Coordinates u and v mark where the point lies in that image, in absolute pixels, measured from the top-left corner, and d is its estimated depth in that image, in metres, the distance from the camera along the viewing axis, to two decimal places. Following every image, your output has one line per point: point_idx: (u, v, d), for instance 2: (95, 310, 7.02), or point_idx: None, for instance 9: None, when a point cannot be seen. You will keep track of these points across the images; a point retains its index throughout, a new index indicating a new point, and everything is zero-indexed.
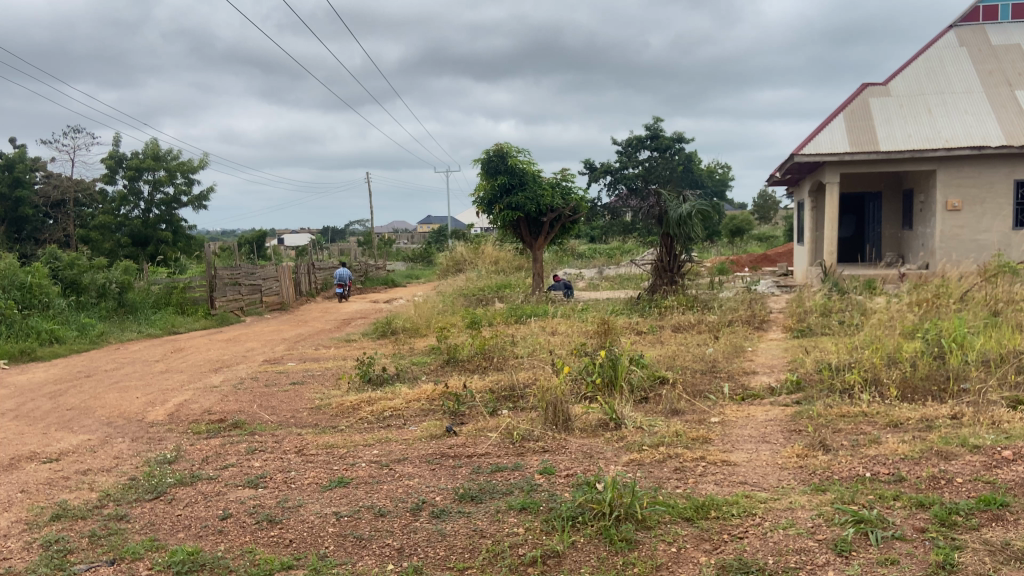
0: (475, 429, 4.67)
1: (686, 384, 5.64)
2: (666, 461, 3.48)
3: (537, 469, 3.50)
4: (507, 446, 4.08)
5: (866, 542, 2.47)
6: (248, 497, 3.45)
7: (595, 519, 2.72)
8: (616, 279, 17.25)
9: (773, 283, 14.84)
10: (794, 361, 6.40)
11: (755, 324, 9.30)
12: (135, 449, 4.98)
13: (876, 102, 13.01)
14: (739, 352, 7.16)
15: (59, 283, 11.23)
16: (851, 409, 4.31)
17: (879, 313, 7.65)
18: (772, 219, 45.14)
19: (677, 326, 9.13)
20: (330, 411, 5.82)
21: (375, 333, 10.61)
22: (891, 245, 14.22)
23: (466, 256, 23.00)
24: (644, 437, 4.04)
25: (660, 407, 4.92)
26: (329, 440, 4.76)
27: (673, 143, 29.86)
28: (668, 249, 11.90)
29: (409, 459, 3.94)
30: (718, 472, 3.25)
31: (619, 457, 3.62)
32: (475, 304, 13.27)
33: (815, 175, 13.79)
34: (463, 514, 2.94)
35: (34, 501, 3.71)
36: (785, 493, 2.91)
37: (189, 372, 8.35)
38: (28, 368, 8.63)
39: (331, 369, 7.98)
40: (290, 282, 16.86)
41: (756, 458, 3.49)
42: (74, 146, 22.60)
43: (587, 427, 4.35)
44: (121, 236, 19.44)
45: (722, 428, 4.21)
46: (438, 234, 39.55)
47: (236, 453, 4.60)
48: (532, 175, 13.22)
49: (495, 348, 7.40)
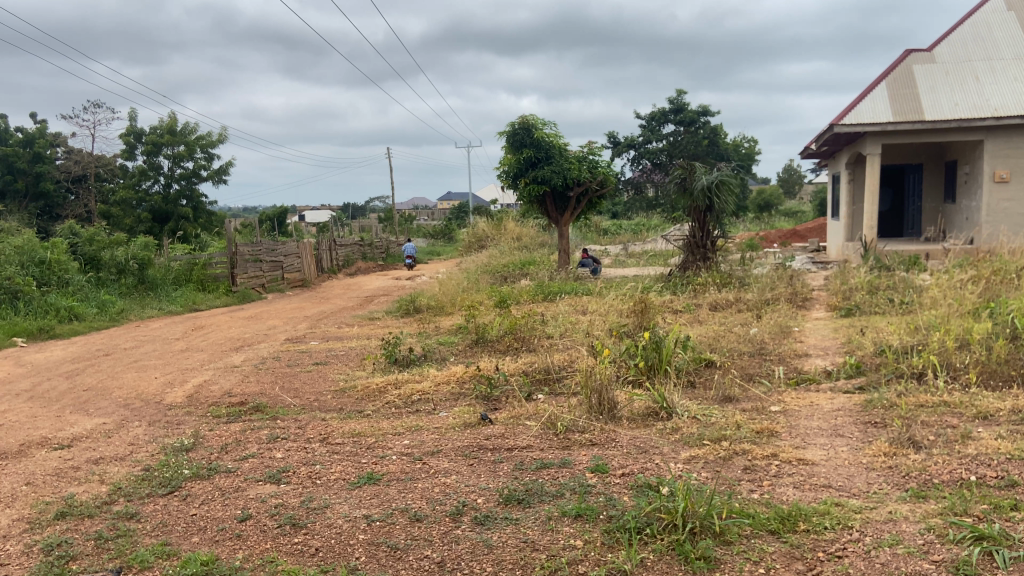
0: (511, 417, 4.32)
1: (735, 368, 5.26)
2: (732, 460, 3.11)
3: (588, 466, 3.14)
4: (549, 438, 3.71)
5: (992, 564, 2.12)
6: (269, 496, 3.12)
7: (665, 532, 2.37)
8: (643, 256, 16.79)
9: (808, 259, 14.30)
10: (850, 343, 5.95)
11: (798, 302, 8.82)
12: (152, 434, 4.70)
13: (920, 69, 12.32)
14: (786, 331, 6.75)
15: (78, 259, 11.04)
16: (929, 398, 3.97)
17: (934, 290, 7.17)
18: (798, 194, 44.17)
19: (714, 304, 8.70)
20: (355, 394, 5.52)
21: (399, 312, 10.30)
22: (931, 219, 13.58)
23: (488, 233, 22.59)
24: (702, 429, 3.66)
25: (711, 394, 4.54)
26: (355, 427, 4.43)
27: (698, 115, 29.03)
28: (701, 224, 11.39)
29: (443, 452, 3.60)
30: (796, 473, 2.91)
31: (678, 453, 3.25)
32: (500, 281, 12.87)
33: (854, 147, 13.19)
34: (509, 521, 2.60)
35: (39, 496, 3.42)
36: (880, 502, 2.60)
37: (210, 351, 8.09)
38: (46, 346, 8.43)
39: (355, 349, 7.66)
40: (311, 258, 16.57)
41: (835, 456, 3.13)
42: (94, 121, 22.44)
43: (635, 418, 3.99)
44: (142, 212, 19.28)
45: (786, 419, 3.83)
46: (458, 210, 39.27)
47: (257, 441, 4.29)
48: (558, 148, 12.76)
49: (525, 328, 7.02)
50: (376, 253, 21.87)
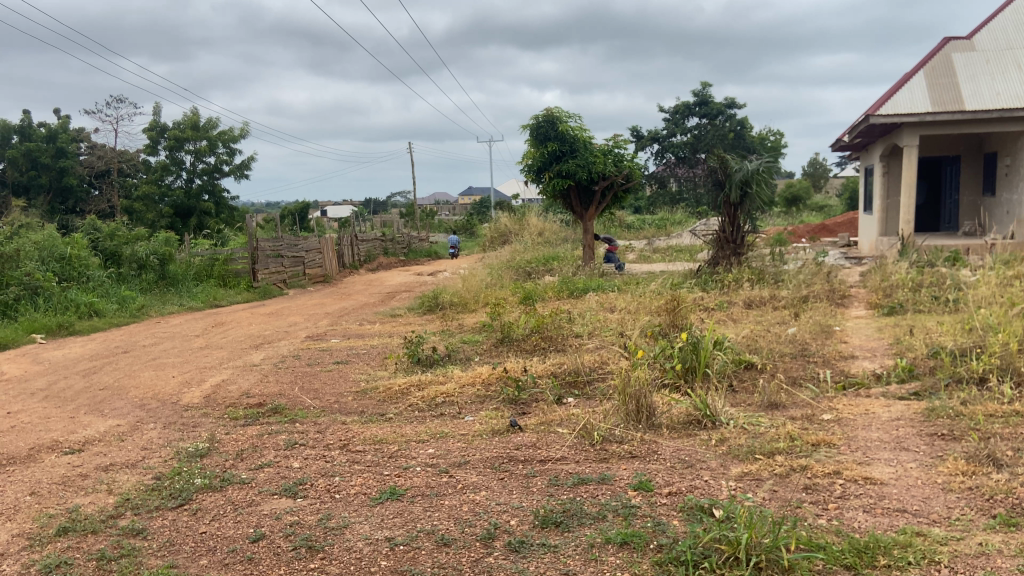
0: (542, 424, 4.07)
1: (777, 370, 4.96)
2: (791, 478, 2.82)
3: (629, 483, 2.86)
4: (584, 449, 3.43)
5: None
6: (285, 512, 2.89)
7: (727, 567, 2.09)
8: (668, 251, 16.44)
9: (841, 255, 13.87)
10: (899, 345, 5.60)
11: (835, 300, 8.45)
12: (166, 438, 4.50)
13: (959, 57, 11.84)
14: (827, 330, 6.41)
15: (99, 255, 10.96)
16: (998, 408, 3.64)
17: (983, 288, 6.78)
18: (825, 189, 43.31)
19: (749, 302, 8.36)
20: (376, 396, 5.29)
21: (421, 309, 10.06)
22: (969, 214, 13.07)
23: (511, 227, 22.31)
24: (750, 440, 3.36)
25: (756, 400, 4.24)
26: (376, 433, 4.19)
27: (724, 108, 28.49)
28: (732, 219, 11.01)
29: (470, 463, 3.35)
30: (865, 495, 2.64)
31: (729, 468, 2.96)
32: (523, 278, 12.59)
33: (888, 139, 12.73)
34: (547, 549, 2.33)
35: (43, 508, 3.23)
36: (965, 531, 2.32)
37: (229, 349, 7.91)
38: (65, 343, 8.30)
39: (377, 348, 7.44)
40: (333, 254, 16.43)
41: (905, 475, 2.85)
42: (116, 117, 22.48)
43: (676, 426, 3.71)
44: (165, 207, 19.24)
45: (842, 429, 3.53)
46: (479, 206, 39.14)
47: (274, 447, 4.07)
48: (583, 141, 12.48)
49: (552, 326, 6.73)
50: (398, 248, 21.69)
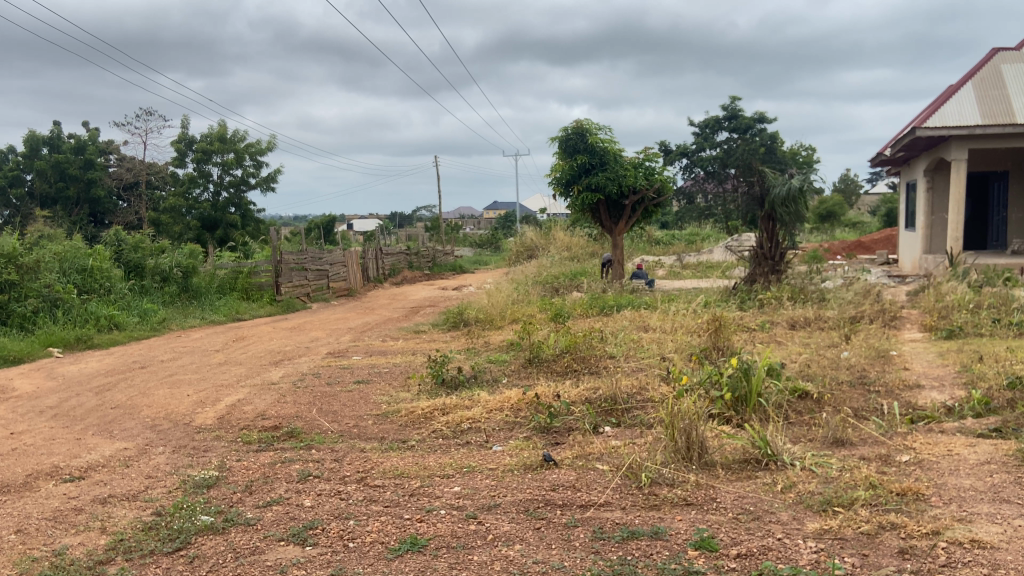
0: (579, 458, 3.67)
1: (835, 401, 4.52)
2: (881, 539, 2.40)
3: (689, 539, 2.46)
4: (630, 493, 3.02)
5: None
6: (290, 564, 2.53)
7: None
8: (700, 268, 15.90)
9: (883, 273, 13.21)
10: (969, 373, 5.10)
11: (886, 321, 7.91)
12: (173, 464, 4.18)
13: (1009, 69, 11.32)
14: (882, 354, 5.92)
15: (121, 266, 10.81)
16: None
17: None
18: (857, 205, 42.41)
19: (792, 322, 7.89)
20: (399, 420, 4.93)
21: (447, 325, 9.72)
22: (1018, 231, 12.34)
23: (538, 242, 21.90)
24: (822, 487, 2.93)
25: (818, 436, 3.80)
26: (398, 464, 3.83)
27: (754, 122, 27.90)
28: (770, 234, 10.50)
29: (502, 506, 2.97)
30: (976, 563, 2.21)
31: (809, 525, 2.53)
32: (551, 293, 12.23)
33: (934, 153, 12.17)
34: None
35: (27, 549, 2.91)
36: None
37: (248, 365, 7.62)
38: (82, 357, 8.09)
39: (400, 367, 7.10)
40: (358, 267, 16.20)
41: (1016, 537, 2.40)
42: (146, 128, 22.66)
43: (732, 467, 3.30)
44: (191, 219, 19.22)
45: (929, 476, 3.08)
46: (504, 220, 38.96)
47: (285, 479, 3.71)
48: (613, 154, 12.09)
49: (585, 346, 6.32)
50: (423, 262, 21.41)
